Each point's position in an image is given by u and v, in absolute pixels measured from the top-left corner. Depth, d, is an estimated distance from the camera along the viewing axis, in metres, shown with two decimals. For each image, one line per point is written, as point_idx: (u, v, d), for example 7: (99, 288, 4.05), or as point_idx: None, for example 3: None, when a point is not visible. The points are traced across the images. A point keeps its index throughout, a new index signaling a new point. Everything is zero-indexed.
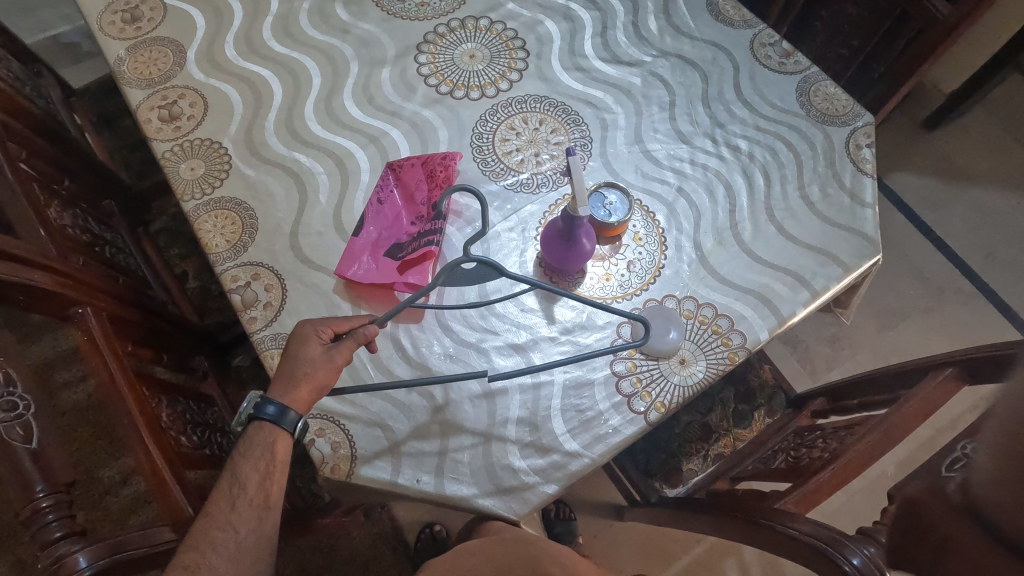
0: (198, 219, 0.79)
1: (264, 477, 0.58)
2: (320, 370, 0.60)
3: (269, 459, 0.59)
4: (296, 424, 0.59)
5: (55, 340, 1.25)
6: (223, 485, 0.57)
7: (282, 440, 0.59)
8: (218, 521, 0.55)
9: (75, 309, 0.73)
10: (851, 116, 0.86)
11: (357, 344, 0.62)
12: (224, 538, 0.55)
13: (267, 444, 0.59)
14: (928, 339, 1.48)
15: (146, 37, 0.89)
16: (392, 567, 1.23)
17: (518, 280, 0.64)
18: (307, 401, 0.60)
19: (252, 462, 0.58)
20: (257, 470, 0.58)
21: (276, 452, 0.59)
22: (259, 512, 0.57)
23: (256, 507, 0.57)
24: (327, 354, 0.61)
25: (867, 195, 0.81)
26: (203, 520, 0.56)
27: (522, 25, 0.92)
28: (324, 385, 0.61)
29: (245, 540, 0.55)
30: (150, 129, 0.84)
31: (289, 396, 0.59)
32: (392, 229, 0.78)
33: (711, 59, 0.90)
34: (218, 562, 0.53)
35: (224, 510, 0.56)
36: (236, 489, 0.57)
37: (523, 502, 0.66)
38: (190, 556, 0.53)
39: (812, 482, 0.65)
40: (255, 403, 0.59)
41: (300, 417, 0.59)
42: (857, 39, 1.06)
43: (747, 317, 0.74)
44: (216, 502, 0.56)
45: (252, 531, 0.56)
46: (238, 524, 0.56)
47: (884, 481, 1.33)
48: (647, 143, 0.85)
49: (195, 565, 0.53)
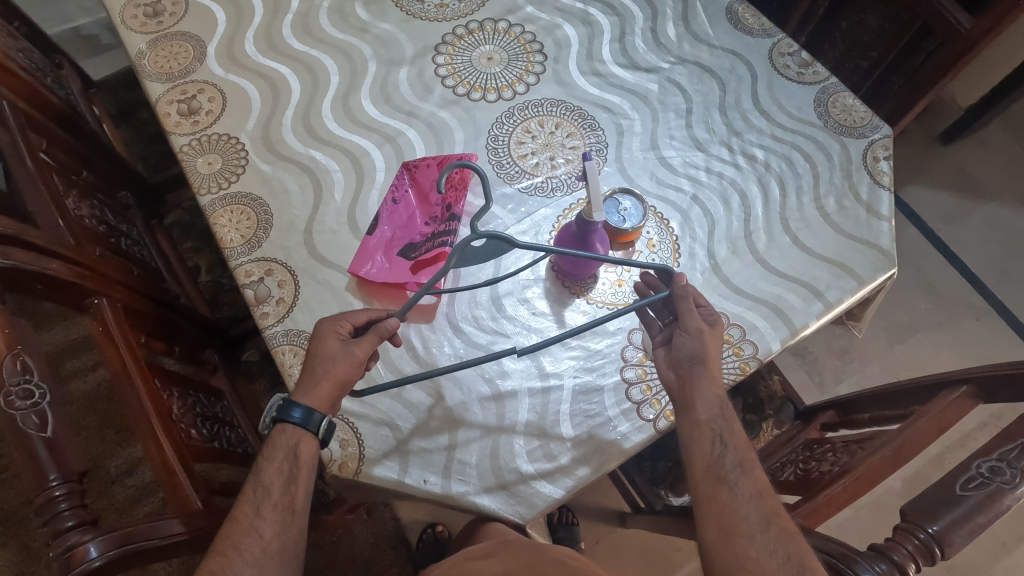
0: (214, 213, 0.79)
1: (289, 480, 0.59)
2: (341, 365, 0.61)
3: (292, 463, 0.59)
4: (320, 425, 0.60)
5: (68, 330, 1.27)
6: (249, 490, 0.59)
7: (307, 441, 0.60)
8: (243, 524, 0.57)
9: (92, 300, 0.74)
10: (869, 129, 0.85)
11: (379, 338, 0.63)
12: (249, 542, 0.56)
13: (290, 446, 0.60)
14: (940, 355, 1.47)
15: (168, 31, 0.90)
16: (396, 564, 1.23)
17: (531, 250, 0.60)
18: (326, 397, 0.60)
19: (275, 464, 0.60)
20: (282, 474, 0.59)
21: (300, 454, 0.60)
22: (285, 515, 0.58)
23: (281, 509, 0.58)
24: (347, 348, 0.62)
25: (883, 208, 0.80)
26: (230, 524, 0.57)
27: (540, 28, 0.92)
28: (347, 380, 0.61)
29: (271, 545, 0.56)
30: (168, 123, 0.84)
31: (311, 396, 0.60)
32: (405, 229, 0.78)
33: (729, 68, 0.90)
34: (242, 566, 0.55)
35: (249, 514, 0.58)
36: (261, 493, 0.59)
37: (528, 507, 0.65)
38: (217, 561, 0.55)
39: (822, 496, 0.62)
40: (280, 407, 0.60)
41: (325, 416, 0.60)
42: (876, 51, 1.05)
43: (759, 329, 0.74)
44: (242, 505, 0.58)
45: (277, 534, 0.57)
46: (264, 529, 0.57)
47: (890, 497, 1.33)
48: (662, 150, 0.85)
49: (221, 568, 0.54)
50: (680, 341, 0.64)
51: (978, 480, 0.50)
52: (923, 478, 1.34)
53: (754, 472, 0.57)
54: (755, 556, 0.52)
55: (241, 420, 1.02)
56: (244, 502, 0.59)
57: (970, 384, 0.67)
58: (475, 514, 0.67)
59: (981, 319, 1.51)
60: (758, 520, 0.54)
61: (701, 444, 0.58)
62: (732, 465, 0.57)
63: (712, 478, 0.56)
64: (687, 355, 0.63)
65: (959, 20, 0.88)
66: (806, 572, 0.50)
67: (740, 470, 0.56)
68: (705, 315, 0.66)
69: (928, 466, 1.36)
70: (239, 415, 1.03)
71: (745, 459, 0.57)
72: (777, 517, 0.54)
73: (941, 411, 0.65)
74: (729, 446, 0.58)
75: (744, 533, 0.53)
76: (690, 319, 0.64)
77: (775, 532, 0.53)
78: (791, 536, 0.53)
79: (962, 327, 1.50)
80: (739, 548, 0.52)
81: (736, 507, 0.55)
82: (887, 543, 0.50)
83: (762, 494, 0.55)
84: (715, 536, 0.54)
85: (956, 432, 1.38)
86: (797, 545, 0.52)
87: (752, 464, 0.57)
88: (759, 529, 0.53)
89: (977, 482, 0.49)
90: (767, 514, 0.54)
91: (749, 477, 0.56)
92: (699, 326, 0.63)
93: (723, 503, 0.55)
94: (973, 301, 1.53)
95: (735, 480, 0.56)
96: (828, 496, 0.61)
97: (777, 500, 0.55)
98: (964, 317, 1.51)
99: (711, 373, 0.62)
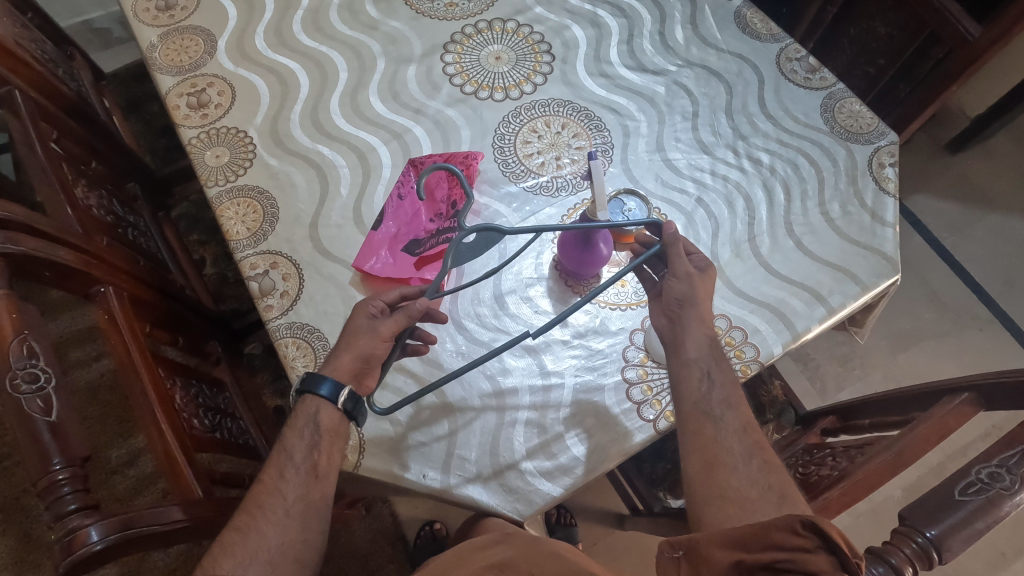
0: (221, 206, 0.80)
1: (312, 446, 0.61)
2: (364, 339, 0.63)
3: (314, 430, 0.61)
4: (348, 399, 0.61)
5: (72, 320, 1.29)
6: (274, 455, 0.61)
7: (326, 410, 0.61)
8: (268, 487, 0.59)
9: (98, 289, 0.74)
10: (875, 135, 0.85)
11: (410, 319, 0.64)
12: (273, 503, 0.58)
13: (311, 414, 0.62)
14: (942, 363, 1.46)
15: (179, 25, 0.90)
16: (393, 562, 1.23)
17: (522, 232, 0.60)
18: (347, 369, 0.62)
19: (297, 432, 0.61)
20: (304, 440, 0.61)
21: (322, 424, 0.61)
22: (309, 480, 0.60)
23: (305, 474, 0.60)
24: (373, 326, 0.64)
25: (888, 215, 0.80)
26: (258, 487, 0.60)
27: (549, 29, 0.92)
28: (367, 354, 0.62)
29: (293, 507, 0.58)
30: (177, 115, 0.85)
31: (333, 369, 0.62)
32: (410, 225, 0.79)
33: (736, 71, 0.90)
34: (266, 527, 0.57)
35: (274, 477, 0.59)
36: (285, 458, 0.60)
37: (527, 503, 0.66)
38: (242, 519, 0.57)
39: (823, 501, 0.60)
40: (306, 379, 0.62)
41: (346, 386, 0.61)
42: (884, 58, 1.06)
43: (761, 331, 0.74)
44: (267, 470, 0.60)
45: (300, 497, 0.58)
46: (287, 490, 0.59)
47: (890, 505, 1.33)
48: (668, 152, 0.85)
49: (246, 526, 0.57)
50: (670, 285, 0.67)
51: (977, 486, 0.50)
52: (923, 486, 1.34)
53: (740, 407, 0.61)
54: (736, 485, 0.56)
55: (243, 412, 1.02)
56: (270, 468, 0.61)
57: (971, 392, 0.67)
58: (474, 510, 0.67)
59: (985, 328, 1.50)
60: (741, 451, 0.58)
61: (690, 382, 0.63)
62: (719, 402, 0.61)
63: (698, 414, 0.61)
64: (677, 298, 0.66)
65: (968, 28, 0.88)
66: (785, 500, 0.54)
67: (726, 406, 0.61)
68: (697, 261, 0.69)
69: (928, 475, 1.36)
70: (240, 407, 1.02)
71: (732, 396, 0.62)
72: (760, 449, 0.59)
73: (941, 418, 0.64)
74: (715, 382, 0.63)
75: (727, 464, 0.57)
76: (679, 265, 0.67)
77: (759, 463, 0.57)
78: (773, 468, 0.57)
79: (966, 336, 1.49)
80: (720, 478, 0.56)
81: (720, 440, 0.59)
82: (885, 547, 0.49)
83: (747, 429, 0.60)
84: (698, 466, 0.58)
85: (957, 441, 1.38)
86: (777, 475, 0.56)
87: (738, 399, 0.62)
88: (742, 460, 0.57)
89: (977, 487, 0.49)
90: (750, 446, 0.59)
91: (734, 413, 0.61)
92: (687, 271, 0.66)
93: (708, 436, 0.59)
94: (976, 311, 1.52)
95: (720, 415, 0.60)
96: (829, 500, 0.60)
97: (761, 433, 0.60)
98: (968, 326, 1.51)
99: (701, 313, 0.66)
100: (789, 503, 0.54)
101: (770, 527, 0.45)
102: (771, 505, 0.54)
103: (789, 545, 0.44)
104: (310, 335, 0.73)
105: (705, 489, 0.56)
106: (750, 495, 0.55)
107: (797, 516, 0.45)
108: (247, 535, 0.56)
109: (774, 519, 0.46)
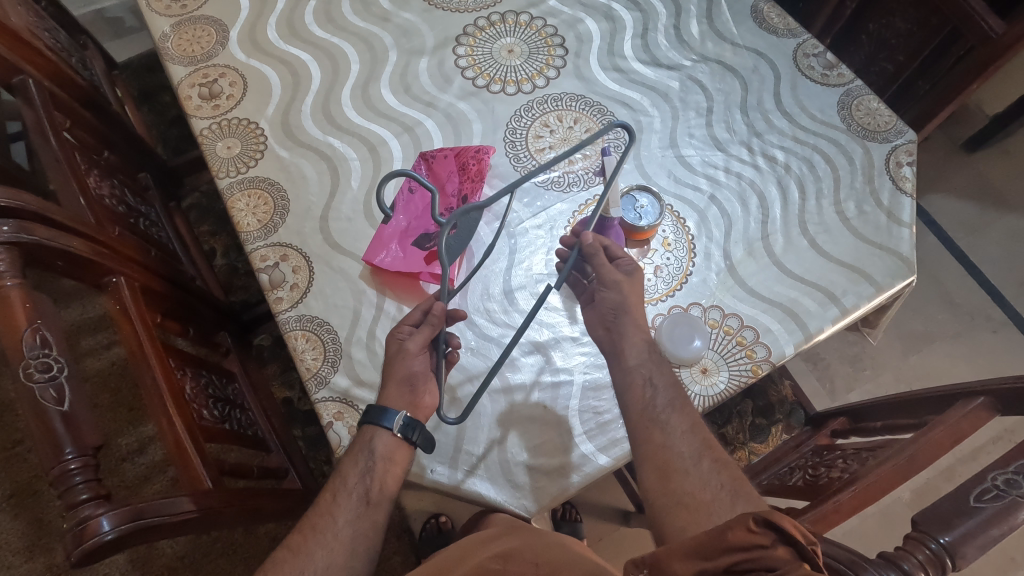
0: (232, 197, 0.80)
1: (365, 474, 0.62)
2: (396, 363, 0.65)
3: (369, 456, 0.63)
4: (406, 427, 0.63)
5: (84, 309, 1.30)
6: (333, 483, 0.64)
7: (381, 436, 0.63)
8: (322, 510, 0.63)
9: (110, 279, 0.74)
10: (892, 134, 0.84)
11: (435, 329, 0.65)
12: (325, 526, 0.62)
13: (368, 444, 0.63)
14: (953, 366, 1.45)
15: (192, 14, 0.90)
16: (398, 552, 1.26)
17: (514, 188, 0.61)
18: (397, 397, 0.65)
19: (353, 459, 0.63)
20: (359, 467, 0.63)
21: (376, 449, 0.63)
22: (361, 507, 0.62)
23: (358, 501, 0.62)
24: (402, 343, 0.66)
25: (904, 214, 0.79)
26: (315, 510, 0.63)
27: (563, 22, 0.91)
28: (410, 374, 0.65)
29: (342, 533, 0.61)
30: (189, 106, 0.85)
31: (388, 400, 0.64)
32: (421, 219, 0.77)
33: (752, 67, 0.89)
34: (315, 549, 0.60)
35: (328, 502, 0.63)
36: (339, 483, 0.63)
37: (536, 499, 0.66)
38: (296, 539, 0.61)
39: (831, 503, 0.60)
40: (370, 412, 0.64)
41: (400, 413, 0.63)
42: (903, 54, 1.04)
43: (772, 331, 0.73)
44: (323, 494, 0.64)
45: (349, 524, 0.62)
46: (337, 515, 0.62)
47: (898, 508, 1.31)
48: (682, 149, 0.84)
49: (297, 547, 0.61)
50: (603, 294, 0.68)
51: (993, 493, 0.48)
52: (930, 489, 1.33)
53: (684, 409, 0.63)
54: (691, 489, 0.57)
55: (252, 403, 1.02)
56: (325, 492, 0.64)
57: (988, 396, 0.65)
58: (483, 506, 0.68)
59: (998, 331, 1.48)
60: (692, 453, 0.59)
61: (635, 388, 0.64)
62: (664, 406, 0.62)
63: (646, 421, 0.62)
64: (612, 307, 0.67)
65: (992, 26, 0.86)
66: (738, 496, 0.56)
67: (671, 409, 0.62)
68: (623, 266, 0.70)
69: (937, 478, 1.34)
70: (250, 398, 1.02)
71: (676, 399, 0.63)
72: (709, 450, 0.60)
73: (955, 423, 0.63)
74: (658, 389, 0.64)
75: (680, 469, 0.58)
76: (607, 272, 0.68)
77: (709, 463, 0.59)
78: (725, 467, 0.59)
79: (978, 339, 1.48)
80: (674, 484, 0.58)
81: (669, 445, 0.60)
82: (897, 552, 0.49)
83: (694, 429, 0.61)
84: (654, 474, 0.59)
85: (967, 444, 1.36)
86: (730, 474, 0.58)
87: (683, 402, 0.63)
88: (693, 462, 0.59)
89: (992, 494, 0.48)
90: (698, 448, 0.60)
91: (679, 416, 0.62)
92: (616, 278, 0.68)
93: (658, 442, 0.60)
94: (990, 313, 1.50)
95: (667, 420, 0.62)
96: (838, 503, 0.60)
97: (710, 435, 0.62)
98: (981, 328, 1.49)
99: (635, 319, 0.67)
100: (743, 497, 0.56)
101: (726, 528, 0.45)
102: (725, 505, 0.55)
103: (749, 545, 0.44)
104: (319, 328, 0.73)
105: (665, 500, 0.57)
106: (703, 498, 0.56)
107: (750, 514, 0.45)
108: (298, 556, 0.60)
109: (729, 520, 0.46)
